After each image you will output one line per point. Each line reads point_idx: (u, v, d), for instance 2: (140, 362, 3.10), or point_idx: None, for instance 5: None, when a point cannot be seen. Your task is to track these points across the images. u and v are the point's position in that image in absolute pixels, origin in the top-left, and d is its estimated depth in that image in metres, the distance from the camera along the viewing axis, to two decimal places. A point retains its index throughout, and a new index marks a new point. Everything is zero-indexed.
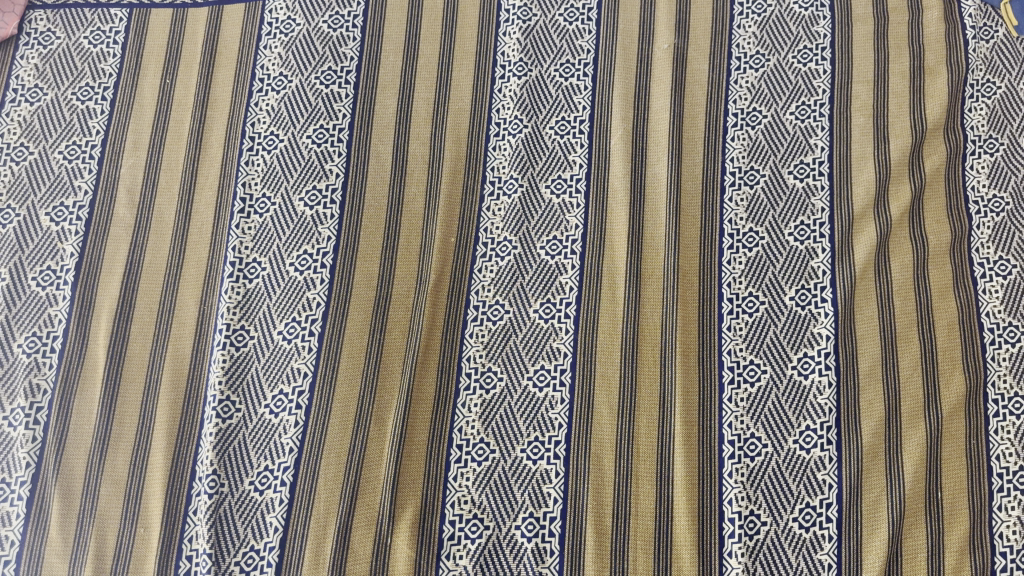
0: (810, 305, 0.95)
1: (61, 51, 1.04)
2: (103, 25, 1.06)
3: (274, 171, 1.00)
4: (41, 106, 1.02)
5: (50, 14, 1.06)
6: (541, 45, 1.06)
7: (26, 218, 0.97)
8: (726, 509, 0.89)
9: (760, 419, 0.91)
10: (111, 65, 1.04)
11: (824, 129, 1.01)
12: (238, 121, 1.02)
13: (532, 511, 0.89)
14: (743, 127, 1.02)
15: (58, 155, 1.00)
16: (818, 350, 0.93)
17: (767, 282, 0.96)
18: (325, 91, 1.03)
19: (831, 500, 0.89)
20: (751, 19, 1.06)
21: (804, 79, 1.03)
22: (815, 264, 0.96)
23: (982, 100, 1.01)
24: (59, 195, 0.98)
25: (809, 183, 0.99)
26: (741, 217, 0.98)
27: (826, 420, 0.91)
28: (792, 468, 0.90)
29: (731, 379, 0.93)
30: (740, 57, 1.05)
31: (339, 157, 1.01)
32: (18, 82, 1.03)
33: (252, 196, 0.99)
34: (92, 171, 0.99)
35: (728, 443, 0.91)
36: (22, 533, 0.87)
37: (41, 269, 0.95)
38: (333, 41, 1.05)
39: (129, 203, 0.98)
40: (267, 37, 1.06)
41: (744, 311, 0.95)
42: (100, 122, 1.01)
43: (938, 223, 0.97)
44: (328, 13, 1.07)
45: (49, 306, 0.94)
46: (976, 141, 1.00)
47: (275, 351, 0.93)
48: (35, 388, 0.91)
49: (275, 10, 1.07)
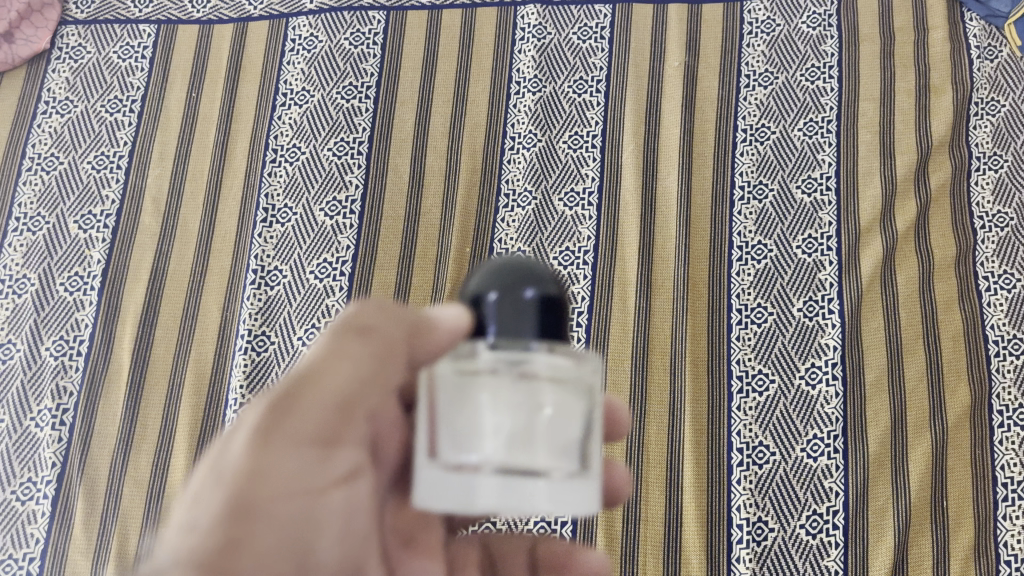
0: (818, 315, 0.97)
1: (91, 65, 1.11)
2: (132, 40, 1.12)
3: (296, 183, 1.03)
4: (70, 118, 1.08)
5: (81, 29, 1.13)
6: (556, 62, 1.09)
7: (55, 226, 1.02)
8: (734, 515, 0.91)
9: (769, 427, 0.93)
10: (139, 79, 1.09)
11: (832, 145, 1.03)
12: (261, 134, 1.06)
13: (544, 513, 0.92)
14: (752, 143, 1.04)
15: (87, 165, 1.05)
16: (825, 361, 0.95)
17: (775, 294, 0.98)
18: (345, 105, 1.07)
19: (838, 508, 0.90)
20: (760, 38, 1.08)
21: (811, 96, 1.06)
22: (822, 276, 0.98)
23: (986, 118, 1.03)
24: (87, 203, 1.03)
25: (817, 197, 1.01)
26: (750, 229, 1.01)
27: (833, 428, 0.93)
28: (799, 476, 0.91)
29: (740, 388, 0.95)
30: (749, 75, 1.07)
31: (359, 169, 1.04)
32: (49, 96, 1.09)
33: (273, 206, 1.02)
34: (119, 180, 1.04)
35: (737, 451, 0.93)
36: (46, 532, 0.89)
37: (69, 275, 1.00)
38: (353, 57, 1.09)
39: (154, 212, 1.03)
40: (290, 53, 1.10)
41: (753, 321, 0.97)
42: (127, 133, 1.07)
43: (943, 238, 0.99)
44: (349, 31, 1.10)
45: (77, 311, 0.98)
46: (980, 158, 1.01)
47: (295, 356, 0.94)
48: (62, 390, 0.95)
49: (298, 27, 1.11)
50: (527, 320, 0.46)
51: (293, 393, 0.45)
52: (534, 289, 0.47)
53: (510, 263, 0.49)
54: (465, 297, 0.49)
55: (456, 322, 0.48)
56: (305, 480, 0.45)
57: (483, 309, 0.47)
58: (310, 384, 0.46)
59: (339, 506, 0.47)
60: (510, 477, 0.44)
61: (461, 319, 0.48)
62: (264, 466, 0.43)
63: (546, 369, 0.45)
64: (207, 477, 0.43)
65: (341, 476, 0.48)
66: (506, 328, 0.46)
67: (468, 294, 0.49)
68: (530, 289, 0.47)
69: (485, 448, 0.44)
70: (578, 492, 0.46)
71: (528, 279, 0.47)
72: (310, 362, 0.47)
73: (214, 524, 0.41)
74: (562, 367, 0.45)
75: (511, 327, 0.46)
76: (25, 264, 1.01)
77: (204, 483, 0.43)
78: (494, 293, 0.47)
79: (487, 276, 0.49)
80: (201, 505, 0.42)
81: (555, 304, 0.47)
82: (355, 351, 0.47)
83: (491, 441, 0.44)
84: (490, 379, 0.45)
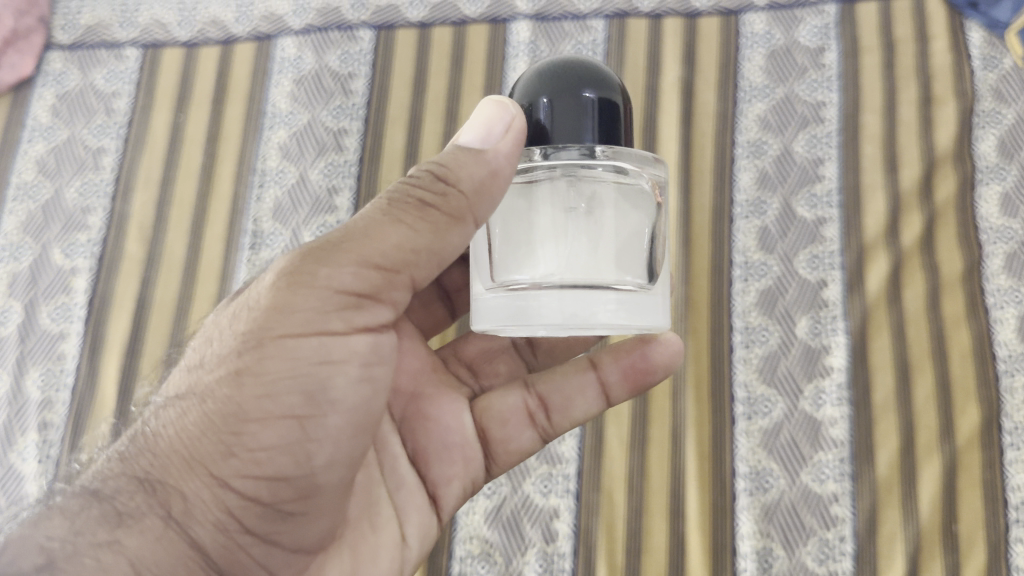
0: (823, 335, 0.93)
1: (76, 90, 1.09)
2: (117, 64, 1.10)
3: (284, 206, 1.01)
4: (56, 145, 1.07)
5: (65, 54, 1.11)
6: None
7: (41, 255, 1.02)
8: (740, 544, 0.88)
9: (774, 452, 0.90)
10: (124, 103, 1.08)
11: (833, 160, 1.00)
12: (249, 158, 1.04)
13: (543, 549, 0.89)
14: (752, 158, 1.01)
15: (72, 193, 1.05)
16: (831, 383, 0.92)
17: (779, 313, 0.95)
18: (334, 126, 1.05)
19: (846, 534, 0.87)
20: (758, 51, 1.05)
21: (812, 110, 1.03)
22: (827, 294, 0.95)
23: (990, 130, 0.99)
24: (73, 232, 1.03)
25: (820, 213, 0.98)
26: (752, 247, 0.98)
27: (840, 452, 0.89)
28: (806, 502, 0.88)
29: (745, 411, 0.92)
30: (748, 89, 1.04)
31: (347, 192, 1.01)
32: (34, 122, 1.09)
33: (262, 231, 1.00)
34: (104, 208, 1.04)
35: (742, 477, 0.90)
36: None
37: (55, 305, 1.00)
38: (342, 78, 1.07)
39: (140, 239, 1.02)
40: (279, 74, 1.08)
41: (756, 343, 0.94)
42: (112, 159, 1.06)
43: (950, 253, 0.96)
44: (338, 51, 1.08)
45: (62, 342, 0.98)
46: (985, 171, 0.98)
47: None
48: (47, 424, 0.94)
49: (285, 47, 1.09)
50: (586, 127, 0.49)
51: (330, 242, 0.49)
52: (592, 91, 0.49)
53: (559, 63, 0.51)
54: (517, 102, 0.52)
55: (510, 146, 0.49)
56: (320, 325, 0.48)
57: (537, 115, 0.50)
58: (343, 238, 0.49)
59: (369, 345, 0.50)
60: (575, 288, 0.51)
61: (506, 124, 0.49)
62: (280, 303, 0.48)
63: (607, 177, 0.50)
64: (231, 322, 0.51)
65: (378, 323, 0.50)
66: (570, 133, 0.49)
67: (519, 99, 0.52)
68: (587, 91, 0.49)
69: (545, 266, 0.51)
70: (642, 303, 0.54)
71: (581, 78, 0.50)
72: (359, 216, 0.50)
73: (221, 363, 0.50)
74: (625, 173, 0.51)
75: (568, 135, 0.49)
76: (10, 294, 1.01)
77: (225, 324, 0.51)
78: (547, 97, 0.50)
79: (535, 78, 0.51)
80: (216, 344, 0.51)
81: (612, 105, 0.50)
82: (405, 215, 0.49)
83: (555, 261, 0.51)
84: (546, 191, 0.51)
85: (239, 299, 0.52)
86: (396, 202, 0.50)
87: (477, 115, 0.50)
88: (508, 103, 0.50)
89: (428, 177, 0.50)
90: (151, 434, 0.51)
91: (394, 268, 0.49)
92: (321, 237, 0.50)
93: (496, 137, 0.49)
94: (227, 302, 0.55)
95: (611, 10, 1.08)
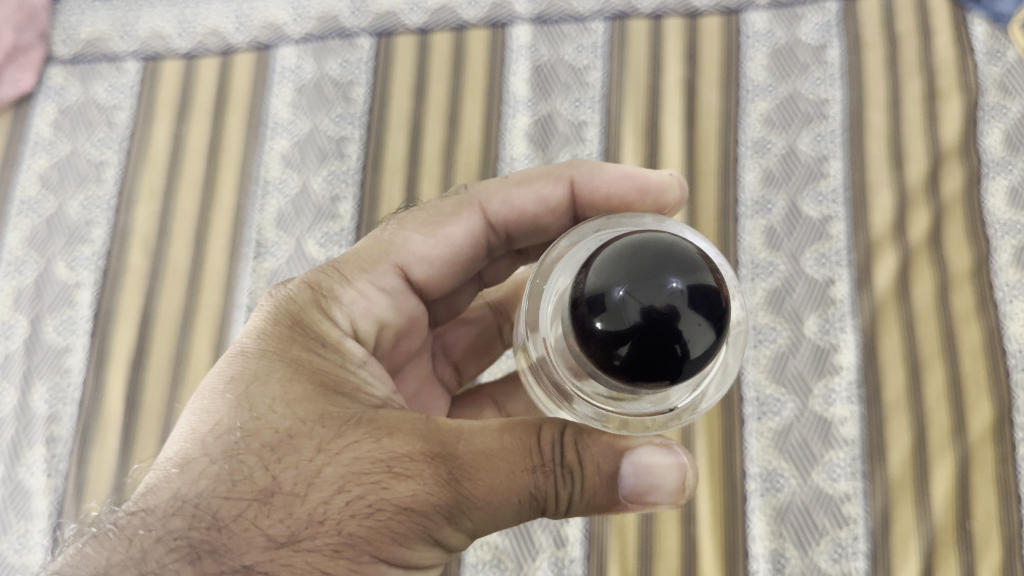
0: (831, 334, 0.92)
1: (78, 105, 1.10)
2: (118, 79, 1.10)
3: (288, 215, 1.01)
4: (58, 159, 1.07)
5: (67, 68, 1.11)
6: (551, 79, 1.06)
7: (44, 269, 1.02)
8: (753, 546, 0.86)
9: (785, 452, 0.89)
10: (124, 117, 1.09)
11: (837, 158, 1.00)
12: (251, 168, 1.04)
13: (554, 554, 0.88)
14: (757, 158, 1.00)
15: (75, 207, 1.05)
16: (841, 381, 0.91)
17: (788, 311, 0.94)
18: (336, 135, 1.05)
19: (859, 533, 0.86)
20: (760, 50, 1.05)
21: (815, 107, 1.02)
22: (834, 292, 0.94)
23: (996, 124, 0.99)
24: (77, 245, 1.03)
25: (825, 211, 0.98)
26: (761, 247, 0.96)
27: (850, 452, 0.89)
28: (818, 501, 0.87)
29: (757, 413, 0.90)
30: (752, 88, 1.04)
31: (350, 200, 1.01)
32: (35, 136, 1.08)
33: (264, 241, 1.00)
34: (108, 221, 1.04)
35: (753, 477, 0.88)
36: None
37: (59, 319, 0.99)
38: (342, 86, 1.07)
39: (144, 252, 1.02)
40: (279, 84, 1.08)
41: (766, 342, 0.92)
42: (114, 172, 1.06)
43: (960, 248, 0.95)
44: (338, 60, 1.08)
45: (66, 355, 0.97)
46: (993, 165, 0.97)
47: None
48: (54, 438, 0.94)
49: (285, 57, 1.09)
50: (678, 332, 0.40)
51: (466, 499, 0.50)
52: (678, 279, 0.40)
53: (632, 245, 0.42)
54: (577, 287, 0.43)
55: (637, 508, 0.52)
56: None
57: (610, 311, 0.41)
58: (492, 505, 0.50)
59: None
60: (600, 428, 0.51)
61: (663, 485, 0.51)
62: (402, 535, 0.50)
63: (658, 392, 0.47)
64: (336, 490, 0.50)
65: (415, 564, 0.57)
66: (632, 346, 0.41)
67: (583, 286, 0.42)
68: (673, 279, 0.40)
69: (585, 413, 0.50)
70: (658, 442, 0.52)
71: (667, 263, 0.40)
72: (504, 456, 0.50)
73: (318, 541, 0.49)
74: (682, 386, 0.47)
75: (650, 345, 0.40)
76: (15, 310, 1.00)
77: (328, 482, 0.50)
78: (624, 288, 0.40)
79: (615, 259, 0.41)
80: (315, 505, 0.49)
81: (705, 292, 0.41)
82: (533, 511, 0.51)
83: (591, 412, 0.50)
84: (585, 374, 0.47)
85: (347, 450, 0.51)
86: (541, 487, 0.50)
87: (648, 461, 0.51)
88: (669, 443, 0.52)
89: (578, 485, 0.51)
90: (196, 550, 0.48)
91: (478, 536, 0.52)
92: (457, 466, 0.50)
93: (644, 500, 0.52)
94: (313, 415, 0.52)
95: (612, 11, 1.07)
